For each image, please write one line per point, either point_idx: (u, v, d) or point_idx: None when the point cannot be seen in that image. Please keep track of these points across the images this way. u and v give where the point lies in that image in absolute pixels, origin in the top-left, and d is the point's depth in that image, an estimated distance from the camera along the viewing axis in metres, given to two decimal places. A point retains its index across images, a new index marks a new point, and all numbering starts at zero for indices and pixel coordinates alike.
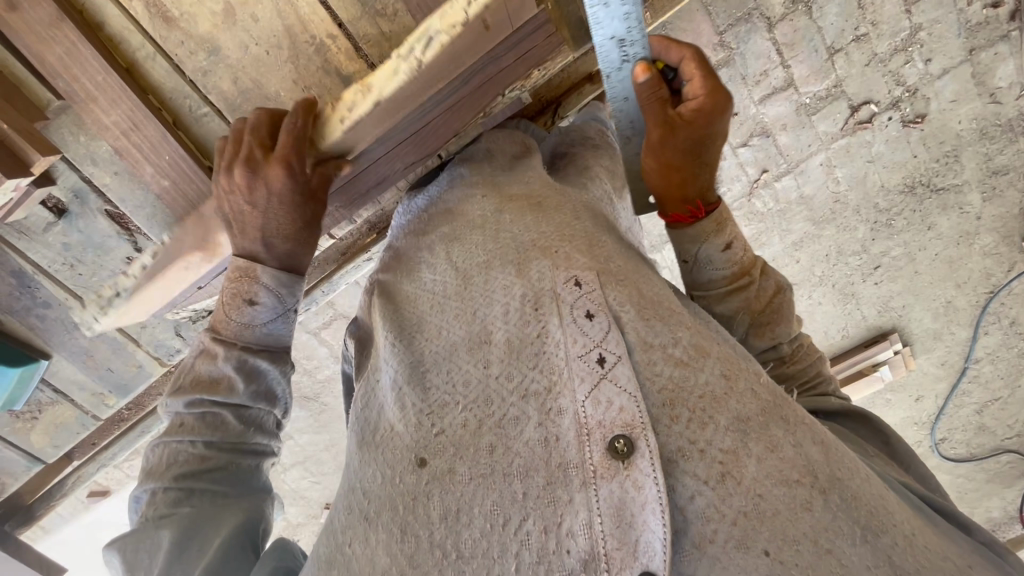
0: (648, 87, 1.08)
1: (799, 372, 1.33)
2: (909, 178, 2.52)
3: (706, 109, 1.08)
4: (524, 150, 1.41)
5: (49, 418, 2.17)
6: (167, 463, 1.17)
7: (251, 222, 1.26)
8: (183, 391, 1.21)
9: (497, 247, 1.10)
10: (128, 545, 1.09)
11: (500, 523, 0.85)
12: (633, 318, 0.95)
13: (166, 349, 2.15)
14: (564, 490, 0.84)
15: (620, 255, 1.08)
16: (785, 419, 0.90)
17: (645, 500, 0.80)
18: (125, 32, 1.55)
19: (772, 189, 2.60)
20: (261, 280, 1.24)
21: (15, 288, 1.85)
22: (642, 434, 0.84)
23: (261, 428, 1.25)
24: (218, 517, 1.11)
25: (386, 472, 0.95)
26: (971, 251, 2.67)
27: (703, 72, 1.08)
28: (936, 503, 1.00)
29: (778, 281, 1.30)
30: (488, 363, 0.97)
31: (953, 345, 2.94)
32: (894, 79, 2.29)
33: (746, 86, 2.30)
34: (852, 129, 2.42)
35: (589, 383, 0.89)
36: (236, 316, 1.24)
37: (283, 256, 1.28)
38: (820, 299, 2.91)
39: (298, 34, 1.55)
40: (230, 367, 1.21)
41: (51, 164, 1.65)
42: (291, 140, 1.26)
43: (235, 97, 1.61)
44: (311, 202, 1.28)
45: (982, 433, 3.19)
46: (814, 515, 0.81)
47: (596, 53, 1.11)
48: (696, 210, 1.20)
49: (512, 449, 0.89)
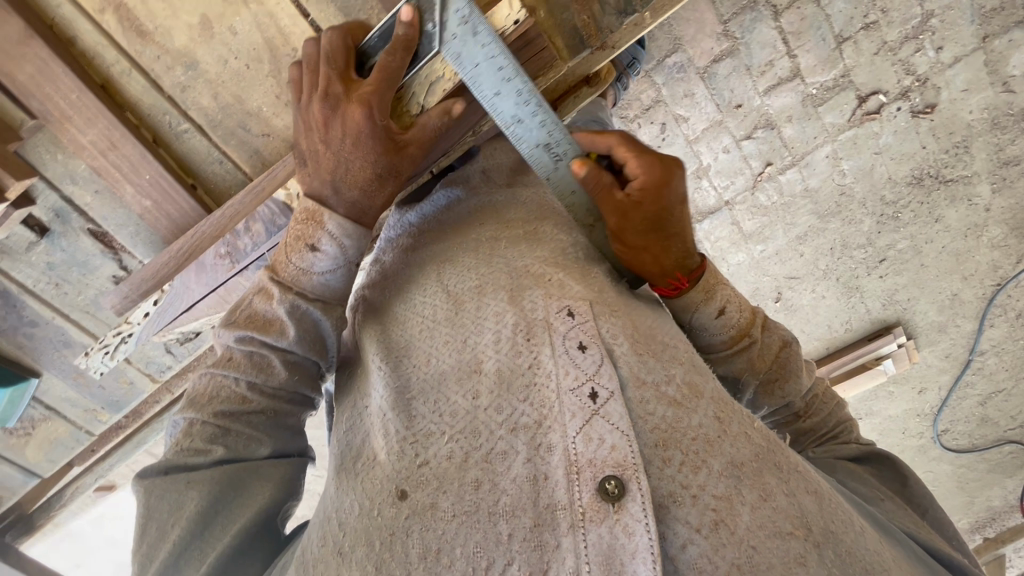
0: (588, 180, 1.00)
1: (816, 426, 1.28)
2: (916, 170, 2.45)
3: (652, 187, 0.99)
4: (522, 163, 1.30)
5: (44, 433, 2.23)
6: (209, 396, 1.02)
7: (323, 164, 1.03)
8: (235, 325, 1.03)
9: (490, 270, 1.02)
10: (151, 492, 0.95)
11: (483, 567, 0.76)
12: (628, 352, 0.89)
13: (156, 366, 2.18)
14: (551, 534, 0.76)
15: (612, 288, 1.03)
16: (779, 467, 0.86)
17: (635, 549, 0.73)
18: (99, 48, 1.50)
19: (777, 181, 2.54)
20: (326, 226, 1.01)
21: (3, 307, 1.89)
22: (634, 475, 0.77)
23: (307, 378, 1.06)
24: (247, 489, 0.98)
25: (366, 503, 0.86)
26: (977, 244, 2.59)
27: (636, 151, 1.00)
28: (936, 552, 1.00)
29: (782, 335, 1.21)
30: (477, 394, 0.88)
31: (958, 338, 2.89)
32: (904, 68, 2.21)
33: (750, 78, 2.25)
34: (860, 119, 2.34)
35: (581, 418, 0.81)
36: (294, 261, 1.03)
37: (349, 207, 1.03)
38: (823, 292, 2.86)
39: (279, 47, 1.51)
40: (283, 311, 1.00)
41: (31, 185, 1.63)
42: (379, 78, 1.04)
43: (215, 112, 1.57)
44: (387, 147, 1.02)
45: (984, 424, 3.12)
46: (809, 571, 0.76)
47: (530, 162, 1.09)
48: (678, 282, 1.09)
49: (499, 486, 0.81)
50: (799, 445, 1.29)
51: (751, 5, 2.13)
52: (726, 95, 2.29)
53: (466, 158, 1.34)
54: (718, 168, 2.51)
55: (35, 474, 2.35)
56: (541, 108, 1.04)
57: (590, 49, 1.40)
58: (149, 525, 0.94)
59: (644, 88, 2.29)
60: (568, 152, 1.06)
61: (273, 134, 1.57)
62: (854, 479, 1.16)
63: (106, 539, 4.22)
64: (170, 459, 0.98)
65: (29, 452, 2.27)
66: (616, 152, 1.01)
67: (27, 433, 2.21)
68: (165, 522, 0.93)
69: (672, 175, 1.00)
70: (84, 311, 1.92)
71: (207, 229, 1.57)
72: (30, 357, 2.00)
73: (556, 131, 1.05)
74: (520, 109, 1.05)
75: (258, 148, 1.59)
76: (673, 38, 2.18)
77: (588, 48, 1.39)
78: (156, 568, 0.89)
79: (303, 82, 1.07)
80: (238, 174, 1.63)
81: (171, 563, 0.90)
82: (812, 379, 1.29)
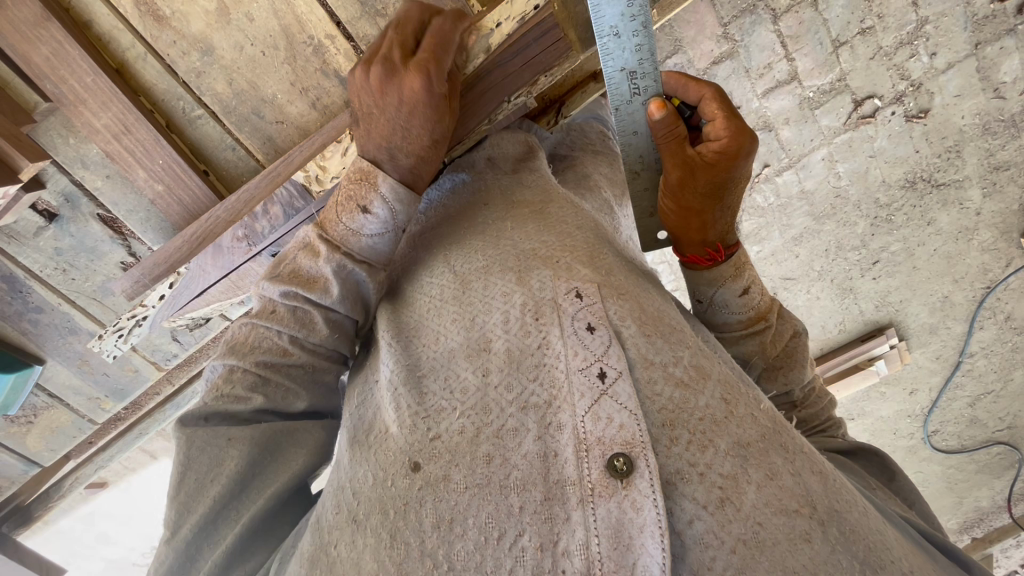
0: (663, 125, 0.95)
1: (809, 417, 1.32)
2: (909, 174, 2.50)
3: (730, 153, 0.95)
4: (528, 151, 1.32)
5: (47, 421, 2.20)
6: (250, 345, 1.01)
7: (378, 129, 1.05)
8: (280, 279, 1.02)
9: (497, 252, 1.02)
10: (191, 444, 0.93)
11: (495, 537, 0.76)
12: (635, 334, 0.90)
13: (161, 354, 2.16)
14: (561, 508, 0.76)
15: (621, 268, 1.02)
16: (785, 447, 0.85)
17: (643, 524, 0.73)
18: (115, 32, 1.51)
19: (773, 183, 2.59)
20: (380, 190, 1.03)
21: (9, 293, 1.88)
22: (642, 453, 0.77)
23: (346, 335, 1.06)
24: (285, 453, 0.99)
25: (378, 474, 0.86)
26: (968, 247, 2.64)
27: (727, 112, 0.94)
28: (935, 538, 1.00)
29: (793, 326, 1.25)
30: (486, 371, 0.88)
31: (949, 340, 2.93)
32: (898, 73, 2.26)
33: (749, 80, 2.29)
34: (855, 123, 2.39)
35: (590, 398, 0.81)
36: (345, 220, 1.03)
37: (404, 173, 1.06)
38: (818, 293, 2.90)
39: (295, 34, 1.52)
40: (330, 269, 1.00)
41: (42, 169, 1.64)
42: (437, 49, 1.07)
43: (230, 98, 1.57)
44: (442, 116, 1.06)
45: (974, 426, 3.17)
46: (813, 548, 0.77)
47: (608, 88, 1.02)
48: (716, 252, 1.11)
49: (510, 461, 0.81)
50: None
51: (750, 9, 2.17)
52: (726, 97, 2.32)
53: (475, 146, 1.32)
54: None
55: (36, 464, 2.32)
56: (640, 35, 0.99)
57: None
58: (187, 475, 0.92)
59: None
60: (649, 90, 1.00)
61: (287, 121, 1.58)
62: (848, 469, 1.17)
63: (96, 535, 4.16)
64: (210, 405, 0.98)
65: (29, 441, 2.24)
66: (704, 105, 0.95)
67: (29, 421, 2.19)
68: (203, 477, 0.92)
69: (750, 149, 0.94)
70: (91, 298, 1.91)
71: (220, 214, 1.56)
72: (33, 344, 1.99)
73: (647, 63, 0.99)
74: (622, 23, 0.99)
75: (270, 134, 1.59)
76: (674, 40, 2.20)
77: None
78: (195, 523, 0.89)
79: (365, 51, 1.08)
80: (250, 161, 1.63)
81: (208, 519, 0.90)
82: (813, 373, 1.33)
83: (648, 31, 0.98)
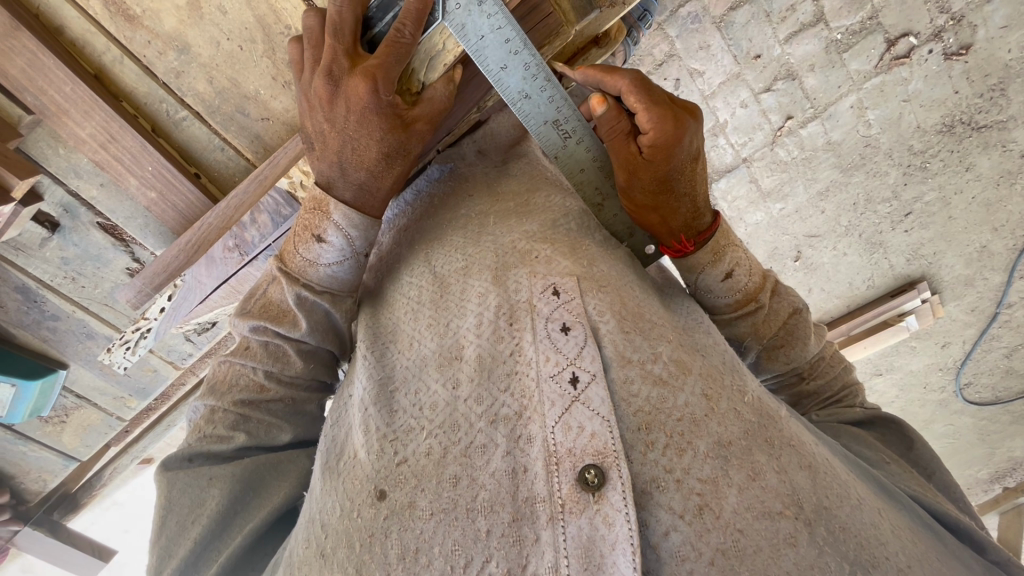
0: (606, 120, 0.94)
1: (823, 387, 1.19)
2: (947, 117, 2.31)
3: (662, 145, 0.91)
4: (517, 140, 1.23)
5: (78, 419, 2.34)
6: (228, 383, 1.00)
7: (329, 145, 0.96)
8: (250, 314, 0.99)
9: (476, 251, 0.98)
10: (173, 485, 0.93)
11: (462, 565, 0.73)
12: (613, 330, 0.85)
13: (177, 354, 2.27)
14: (531, 528, 0.73)
15: (605, 260, 0.97)
16: (770, 442, 0.81)
17: (615, 540, 0.69)
18: (88, 35, 1.42)
19: (796, 136, 2.44)
20: (334, 217, 0.97)
21: (25, 303, 1.95)
22: (615, 463, 0.74)
23: (320, 363, 1.05)
24: (266, 486, 0.98)
25: (345, 505, 0.83)
26: (1010, 192, 2.45)
27: (648, 100, 0.90)
28: (951, 521, 0.91)
29: (792, 302, 1.10)
30: (457, 383, 0.85)
31: (985, 291, 2.79)
32: (937, 5, 2.04)
33: (770, 25, 2.13)
34: (888, 65, 2.20)
35: (561, 406, 0.77)
36: (302, 252, 0.99)
37: (356, 190, 0.97)
38: (845, 249, 2.78)
39: (272, 24, 1.38)
40: (293, 302, 0.97)
41: (37, 182, 1.63)
42: (388, 48, 0.93)
43: (212, 97, 1.47)
44: (394, 125, 0.95)
45: (1010, 376, 3.05)
46: (799, 551, 0.72)
47: (539, 140, 1.05)
48: (683, 244, 1.01)
49: (477, 482, 0.77)
50: (801, 409, 1.20)
51: None
52: (742, 46, 2.18)
53: (465, 135, 1.26)
54: (736, 126, 2.41)
55: (75, 458, 2.49)
56: (547, 89, 1.01)
57: (599, 8, 1.24)
58: (168, 517, 0.91)
59: (656, 41, 2.20)
60: (578, 130, 1.04)
61: (273, 117, 1.47)
62: (861, 444, 1.07)
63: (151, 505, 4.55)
64: (194, 446, 0.97)
65: (65, 439, 2.40)
66: (625, 97, 0.92)
67: (62, 420, 2.32)
68: (185, 518, 0.91)
69: (683, 131, 0.91)
70: (102, 303, 1.99)
71: (213, 220, 1.53)
72: (55, 349, 2.08)
73: (565, 108, 1.03)
74: (527, 84, 1.01)
75: (258, 132, 1.50)
76: None
77: (597, 9, 1.24)
78: (177, 564, 0.88)
79: (305, 56, 0.96)
80: (241, 161, 1.57)
81: (190, 559, 0.89)
82: (821, 341, 1.18)
83: (555, 84, 1.01)
